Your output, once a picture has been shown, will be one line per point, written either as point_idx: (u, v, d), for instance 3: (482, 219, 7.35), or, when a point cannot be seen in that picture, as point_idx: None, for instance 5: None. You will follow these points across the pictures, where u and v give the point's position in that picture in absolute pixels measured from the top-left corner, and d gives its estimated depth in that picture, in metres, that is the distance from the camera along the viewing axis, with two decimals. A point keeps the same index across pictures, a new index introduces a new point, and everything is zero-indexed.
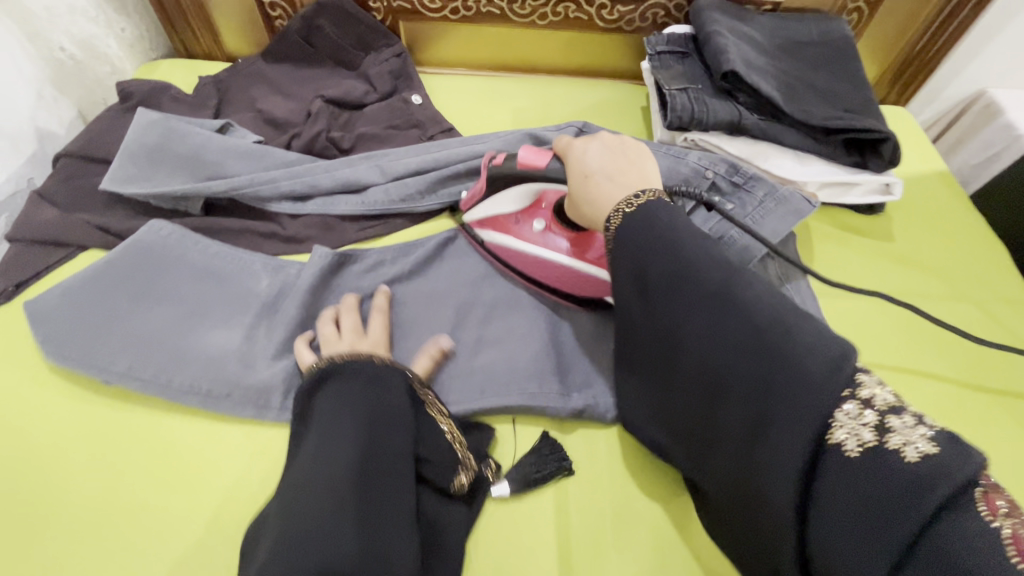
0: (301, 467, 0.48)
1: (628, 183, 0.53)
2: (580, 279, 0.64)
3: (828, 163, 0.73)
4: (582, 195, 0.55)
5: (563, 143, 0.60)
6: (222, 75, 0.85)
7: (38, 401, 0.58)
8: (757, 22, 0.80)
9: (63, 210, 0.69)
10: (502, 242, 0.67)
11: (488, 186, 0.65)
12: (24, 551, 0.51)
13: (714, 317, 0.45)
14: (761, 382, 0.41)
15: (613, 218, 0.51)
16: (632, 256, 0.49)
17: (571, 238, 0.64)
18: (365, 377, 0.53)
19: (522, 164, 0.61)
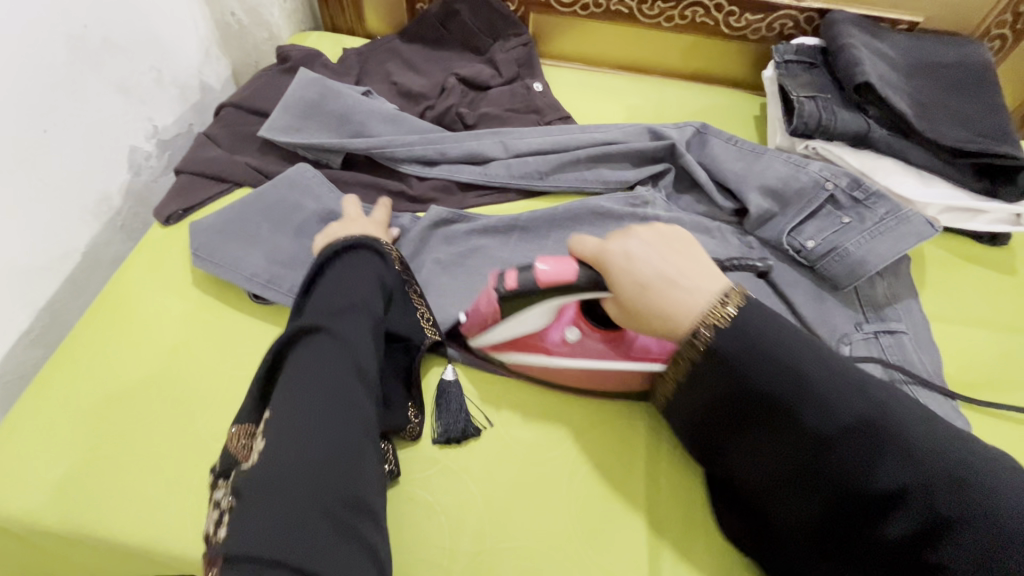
0: (340, 288, 0.57)
1: (698, 284, 0.49)
2: (621, 376, 0.57)
3: (953, 187, 0.72)
4: (647, 310, 0.49)
5: (587, 247, 0.52)
6: (364, 49, 0.93)
7: (190, 306, 0.66)
8: (892, 40, 0.79)
9: (225, 150, 0.78)
10: (536, 362, 0.59)
11: (500, 308, 0.56)
12: (168, 427, 0.58)
13: (844, 403, 0.45)
14: (868, 448, 0.44)
15: (705, 332, 0.48)
16: (734, 344, 0.48)
17: (610, 339, 0.56)
18: (341, 273, 0.58)
19: (543, 281, 0.52)
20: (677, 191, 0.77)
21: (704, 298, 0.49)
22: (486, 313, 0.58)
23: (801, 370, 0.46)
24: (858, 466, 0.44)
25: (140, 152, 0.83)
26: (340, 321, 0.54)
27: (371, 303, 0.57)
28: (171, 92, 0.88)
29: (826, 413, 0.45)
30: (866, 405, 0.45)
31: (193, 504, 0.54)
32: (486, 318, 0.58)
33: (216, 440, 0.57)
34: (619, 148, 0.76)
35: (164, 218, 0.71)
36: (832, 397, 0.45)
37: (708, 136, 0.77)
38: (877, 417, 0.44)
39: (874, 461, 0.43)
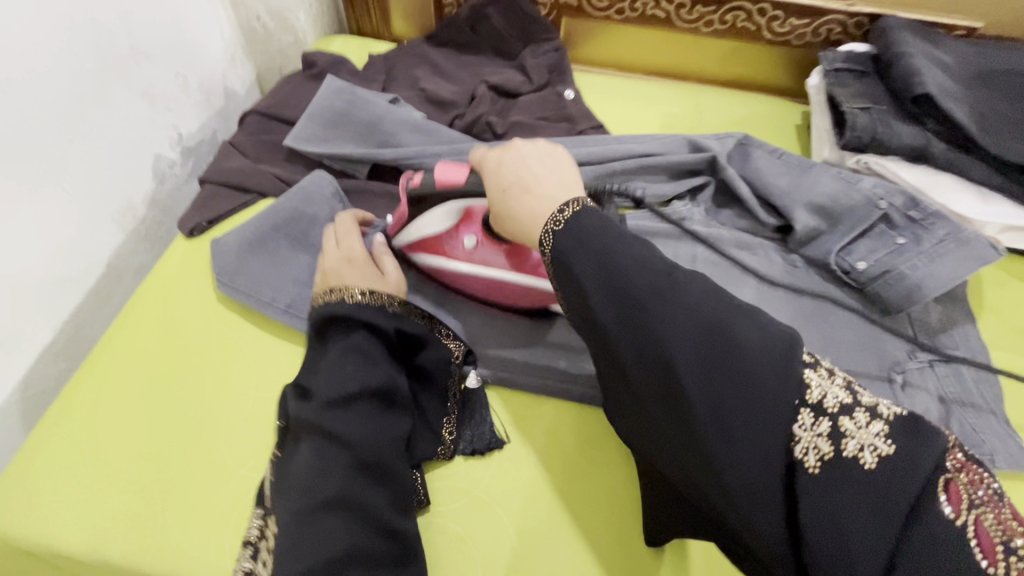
0: (341, 363, 0.51)
1: (546, 194, 0.48)
2: (514, 289, 0.61)
3: (1017, 206, 0.67)
4: (501, 211, 0.51)
5: (477, 154, 0.57)
6: (391, 54, 0.91)
7: (214, 324, 0.64)
8: (950, 47, 0.74)
9: (249, 160, 0.76)
10: (440, 264, 0.63)
11: (409, 207, 0.61)
12: (191, 451, 0.56)
13: (763, 386, 0.36)
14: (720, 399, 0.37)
15: (551, 241, 0.45)
16: (613, 282, 0.41)
17: (508, 251, 0.59)
18: (345, 342, 0.52)
19: (440, 183, 0.58)
20: (717, 206, 0.74)
21: (548, 201, 0.48)
22: (402, 213, 0.62)
23: (658, 293, 0.40)
24: (714, 432, 0.37)
25: (164, 161, 0.81)
26: (345, 411, 0.49)
27: (379, 384, 0.51)
28: (196, 99, 0.86)
29: (727, 387, 0.37)
30: (708, 334, 0.38)
31: (218, 531, 0.52)
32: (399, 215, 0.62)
33: (243, 466, 0.56)
34: (658, 161, 0.72)
35: (187, 230, 0.69)
36: (692, 332, 0.39)
37: (750, 148, 0.74)
38: (748, 362, 0.37)
39: (725, 415, 0.37)
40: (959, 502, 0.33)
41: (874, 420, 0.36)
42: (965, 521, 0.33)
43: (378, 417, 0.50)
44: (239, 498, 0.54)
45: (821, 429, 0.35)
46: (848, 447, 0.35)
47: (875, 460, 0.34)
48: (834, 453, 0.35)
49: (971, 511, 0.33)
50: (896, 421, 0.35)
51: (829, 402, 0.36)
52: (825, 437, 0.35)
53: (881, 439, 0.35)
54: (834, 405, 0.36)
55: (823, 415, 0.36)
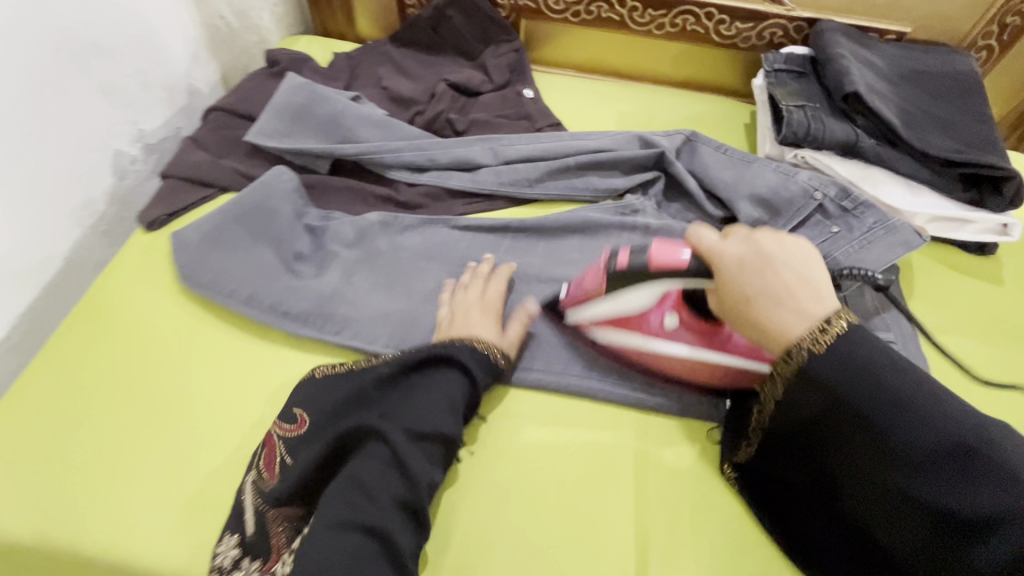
0: (426, 398, 0.53)
1: (804, 308, 0.49)
2: (704, 368, 0.58)
3: (940, 197, 0.72)
4: (749, 318, 0.50)
5: (704, 242, 0.54)
6: (355, 53, 0.92)
7: (169, 314, 0.64)
8: (881, 50, 0.79)
9: (211, 154, 0.77)
10: (631, 342, 0.60)
11: (606, 285, 0.57)
12: (139, 440, 0.57)
13: (889, 382, 0.45)
14: (952, 516, 0.42)
15: (796, 351, 0.48)
16: (824, 371, 0.47)
17: (706, 330, 0.57)
18: (434, 383, 0.54)
19: (654, 262, 0.54)
20: (666, 199, 0.77)
21: (807, 324, 0.48)
22: (591, 291, 0.59)
23: (891, 406, 0.45)
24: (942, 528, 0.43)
25: (124, 157, 0.82)
26: (416, 446, 0.51)
27: (449, 430, 0.52)
28: (158, 96, 0.87)
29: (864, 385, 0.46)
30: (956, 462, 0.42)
31: (166, 518, 0.53)
32: (589, 295, 0.59)
33: (199, 455, 0.56)
34: (609, 156, 0.75)
35: (145, 223, 0.70)
36: (933, 454, 0.43)
37: (698, 144, 0.77)
38: (876, 372, 0.46)
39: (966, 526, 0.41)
40: None
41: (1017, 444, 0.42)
42: None
43: (432, 461, 0.52)
44: (195, 485, 0.55)
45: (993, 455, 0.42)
46: None
47: None
48: None
49: None
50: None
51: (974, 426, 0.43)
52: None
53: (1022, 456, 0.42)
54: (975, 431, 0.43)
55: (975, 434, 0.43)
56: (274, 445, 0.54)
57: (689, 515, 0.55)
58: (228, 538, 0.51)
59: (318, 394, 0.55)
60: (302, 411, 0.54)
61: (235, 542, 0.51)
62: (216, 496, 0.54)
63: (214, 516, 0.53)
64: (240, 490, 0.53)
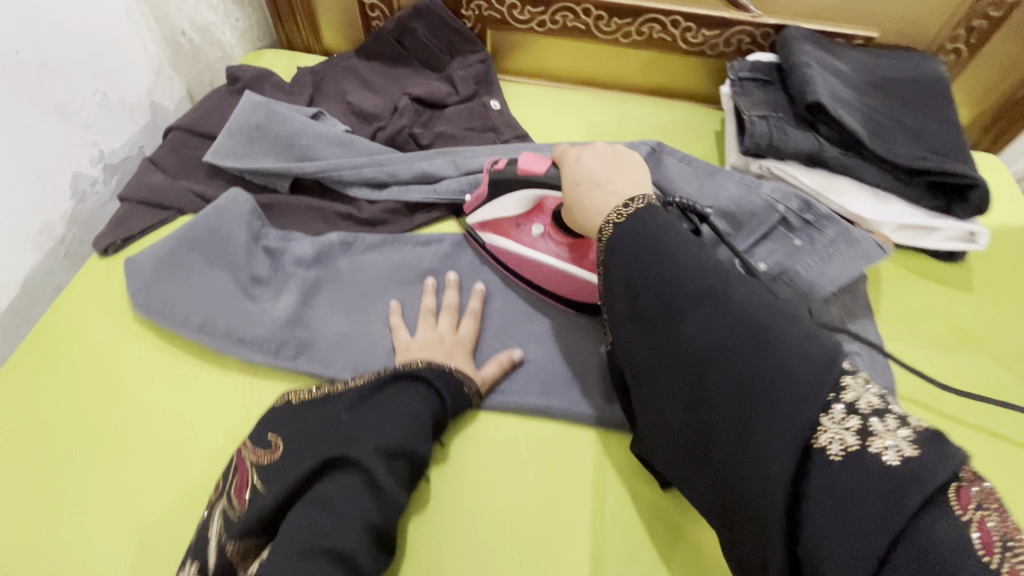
0: (397, 414, 0.53)
1: (618, 190, 0.54)
2: (565, 280, 0.65)
3: (908, 205, 0.71)
4: (574, 204, 0.57)
5: (560, 149, 0.63)
6: (319, 68, 0.91)
7: (122, 343, 0.63)
8: (847, 55, 0.78)
9: (169, 176, 0.76)
10: (502, 245, 0.68)
11: (489, 190, 0.68)
12: (91, 474, 0.56)
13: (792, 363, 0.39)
14: (748, 378, 0.40)
15: (608, 230, 0.51)
16: (633, 270, 0.48)
17: (571, 244, 0.64)
18: (409, 400, 0.54)
19: (522, 171, 0.64)
20: None
21: (622, 198, 0.53)
22: (479, 194, 0.69)
23: (704, 293, 0.44)
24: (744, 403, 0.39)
25: (84, 178, 0.81)
26: (389, 465, 0.50)
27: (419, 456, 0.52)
28: (119, 116, 0.86)
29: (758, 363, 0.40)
30: (752, 332, 0.41)
31: (117, 556, 0.52)
32: (477, 194, 0.69)
33: (152, 489, 0.55)
34: None
35: (101, 248, 0.69)
36: (724, 320, 0.42)
37: (663, 155, 0.76)
38: (765, 357, 0.40)
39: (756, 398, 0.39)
40: (968, 501, 0.32)
41: (903, 426, 0.35)
42: (970, 517, 0.32)
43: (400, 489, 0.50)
44: (147, 522, 0.53)
45: (849, 424, 0.36)
46: (873, 445, 0.35)
47: (898, 459, 0.34)
48: (860, 448, 0.35)
49: (979, 510, 0.32)
50: (923, 432, 0.35)
51: (861, 403, 0.37)
52: (853, 431, 0.36)
53: (907, 442, 0.34)
54: (865, 407, 0.37)
55: (850, 411, 0.36)
56: (247, 471, 0.52)
57: (649, 541, 0.54)
58: (186, 566, 0.48)
59: (295, 419, 0.53)
60: (279, 437, 0.52)
61: (193, 569, 0.47)
62: (169, 532, 0.53)
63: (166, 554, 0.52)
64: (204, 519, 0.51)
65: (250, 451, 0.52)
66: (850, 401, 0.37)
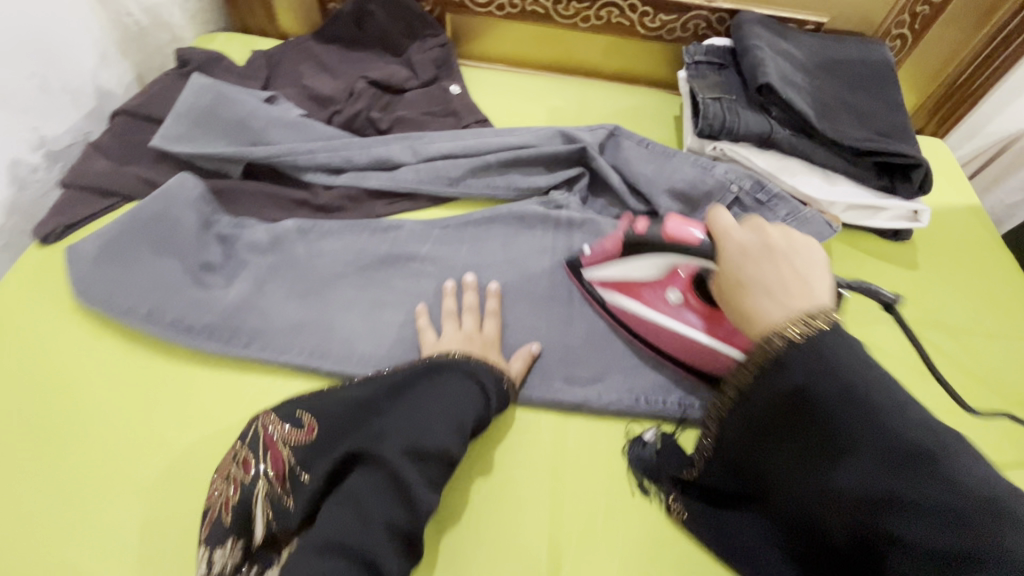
0: (436, 403, 0.50)
1: (791, 301, 0.44)
2: (708, 354, 0.59)
3: (855, 185, 0.73)
4: (738, 305, 0.48)
5: (717, 224, 0.52)
6: (274, 51, 0.89)
7: (63, 334, 0.60)
8: (799, 40, 0.80)
9: (114, 161, 0.73)
10: (630, 308, 0.63)
11: (623, 248, 0.61)
12: (34, 470, 0.54)
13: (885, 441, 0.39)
14: (947, 544, 0.36)
15: (773, 340, 0.43)
16: (807, 385, 0.41)
17: (710, 313, 0.59)
18: (453, 389, 0.52)
19: (669, 235, 0.55)
20: (592, 193, 0.76)
21: (786, 316, 0.44)
22: (610, 250, 0.62)
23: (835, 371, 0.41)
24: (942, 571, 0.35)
25: (23, 165, 0.77)
26: (422, 458, 0.48)
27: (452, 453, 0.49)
28: (61, 100, 0.82)
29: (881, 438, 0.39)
30: (948, 503, 0.36)
31: (64, 551, 0.50)
32: (608, 253, 0.62)
33: (97, 482, 0.53)
34: (530, 152, 0.74)
35: (41, 237, 0.66)
36: (912, 484, 0.38)
37: (620, 139, 0.77)
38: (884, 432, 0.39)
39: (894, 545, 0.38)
40: None
41: None
42: None
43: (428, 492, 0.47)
44: (92, 516, 0.52)
45: None
46: None
47: None
48: None
49: None
50: None
51: None
52: None
53: None
54: None
55: None
56: (280, 452, 0.51)
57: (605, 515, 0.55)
58: (230, 542, 0.48)
59: (329, 401, 0.52)
60: (312, 420, 0.51)
61: (240, 548, 0.48)
62: (114, 524, 0.52)
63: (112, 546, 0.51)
64: (240, 498, 0.49)
65: (280, 432, 0.51)
66: None
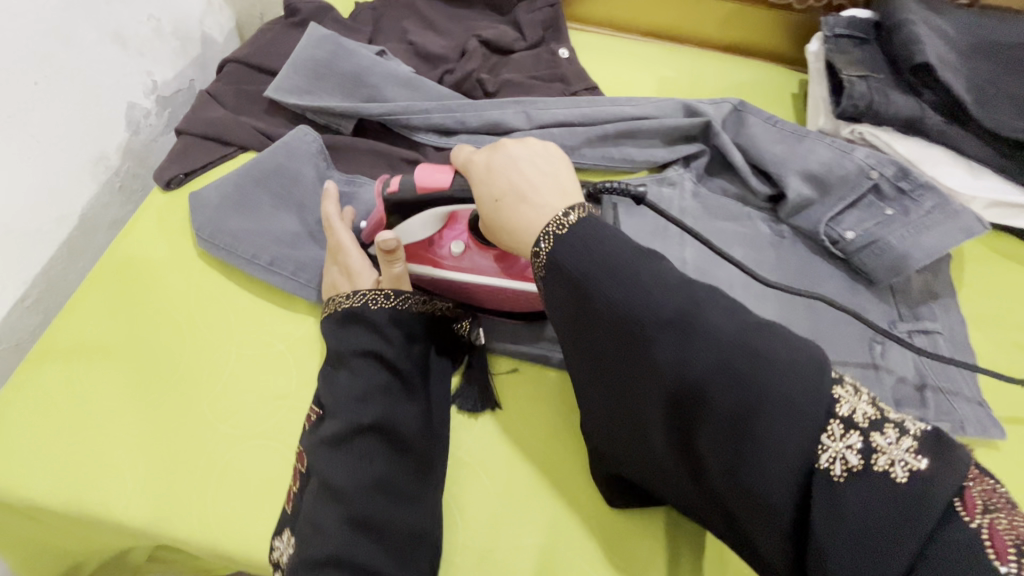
0: (371, 371, 0.50)
1: (541, 200, 0.46)
2: (503, 293, 0.57)
3: (1004, 182, 0.67)
4: (497, 223, 0.48)
5: (461, 156, 0.53)
6: (379, 4, 0.86)
7: (184, 281, 0.61)
8: (953, 16, 0.73)
9: (228, 110, 0.73)
10: (427, 274, 0.58)
11: (387, 214, 0.56)
12: (163, 404, 0.55)
13: (692, 347, 0.38)
14: (740, 410, 0.36)
15: (545, 244, 0.43)
16: (583, 273, 0.41)
17: (496, 253, 0.56)
18: (388, 354, 0.51)
19: (421, 187, 0.53)
20: (710, 173, 0.73)
21: (550, 211, 0.45)
22: (379, 217, 0.57)
23: (671, 315, 0.39)
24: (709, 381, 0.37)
25: (138, 110, 0.78)
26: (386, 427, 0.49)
27: (417, 438, 0.50)
28: (172, 46, 0.82)
29: (708, 346, 0.37)
30: (717, 353, 0.37)
31: (190, 485, 0.52)
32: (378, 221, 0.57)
33: (218, 420, 0.54)
34: (650, 124, 0.70)
35: (164, 181, 0.67)
36: (696, 336, 0.38)
37: (746, 115, 0.72)
38: (695, 349, 0.38)
39: (747, 437, 0.36)
40: (972, 501, 0.32)
41: (904, 438, 0.34)
42: (978, 521, 0.31)
43: (409, 479, 0.48)
44: (217, 460, 0.53)
45: (887, 440, 0.34)
46: (879, 462, 0.33)
47: (905, 474, 0.33)
48: (869, 467, 0.33)
49: (987, 514, 0.31)
50: (926, 438, 0.34)
51: (858, 417, 0.34)
52: (856, 450, 0.34)
53: (910, 453, 0.33)
54: (863, 420, 0.35)
55: (851, 428, 0.34)
56: None
57: None
58: (286, 534, 0.48)
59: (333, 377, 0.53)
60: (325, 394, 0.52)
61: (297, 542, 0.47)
62: (236, 466, 0.52)
63: (237, 492, 0.52)
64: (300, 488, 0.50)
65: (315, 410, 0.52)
66: (845, 414, 0.35)
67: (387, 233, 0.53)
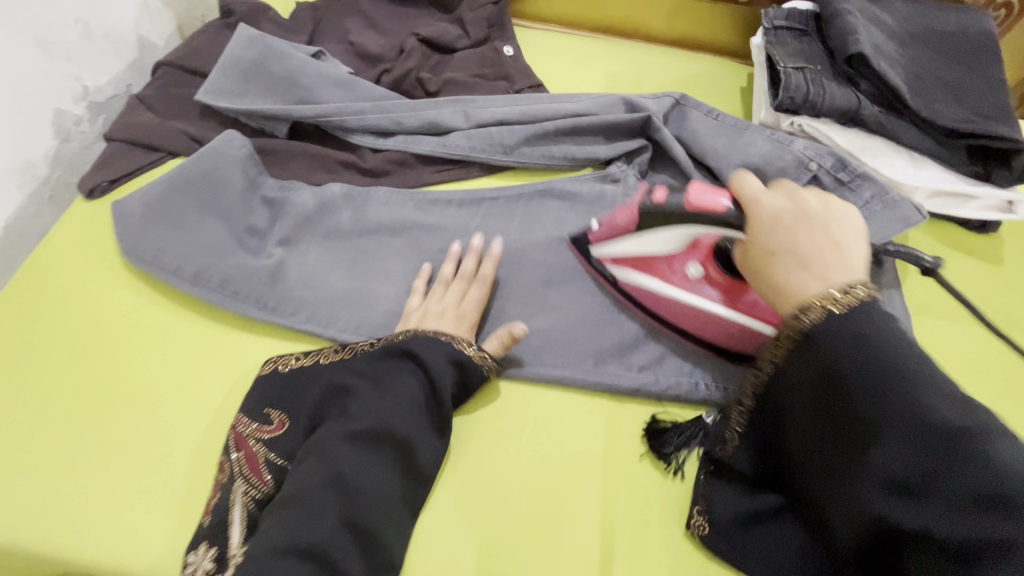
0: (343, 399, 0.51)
1: (828, 272, 0.42)
2: (721, 325, 0.55)
3: (944, 170, 0.67)
4: (766, 278, 0.45)
5: (747, 189, 0.48)
6: (319, 3, 0.84)
7: (103, 295, 0.59)
8: (892, 6, 0.73)
9: (158, 116, 0.70)
10: (643, 283, 0.58)
11: (638, 221, 0.54)
12: (78, 422, 0.53)
13: (941, 426, 0.37)
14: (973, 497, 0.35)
15: (810, 313, 0.41)
16: (825, 341, 0.41)
17: (735, 284, 0.54)
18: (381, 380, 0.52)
19: (691, 205, 0.49)
20: (653, 169, 0.72)
21: (829, 285, 0.42)
22: (621, 225, 0.56)
23: (945, 399, 0.37)
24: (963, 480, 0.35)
25: (67, 117, 0.75)
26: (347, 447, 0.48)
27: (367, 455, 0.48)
28: (104, 50, 0.79)
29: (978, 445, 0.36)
30: (970, 450, 0.36)
31: (103, 505, 0.50)
32: (619, 229, 0.56)
33: (135, 437, 0.53)
34: (590, 120, 0.69)
35: (86, 191, 0.64)
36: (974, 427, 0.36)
37: (687, 109, 0.72)
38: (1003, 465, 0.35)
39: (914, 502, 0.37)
40: None
41: None
42: None
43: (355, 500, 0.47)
44: (135, 479, 0.51)
45: None
46: None
47: None
48: None
49: None
50: None
51: None
52: None
53: None
54: None
55: None
56: (253, 448, 0.51)
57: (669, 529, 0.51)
58: (202, 548, 0.47)
59: (281, 388, 0.54)
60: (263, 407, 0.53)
61: (213, 554, 0.47)
62: (152, 485, 0.51)
63: (155, 511, 0.50)
64: (218, 499, 0.49)
65: (249, 427, 0.52)
66: None
67: (521, 327, 0.56)
